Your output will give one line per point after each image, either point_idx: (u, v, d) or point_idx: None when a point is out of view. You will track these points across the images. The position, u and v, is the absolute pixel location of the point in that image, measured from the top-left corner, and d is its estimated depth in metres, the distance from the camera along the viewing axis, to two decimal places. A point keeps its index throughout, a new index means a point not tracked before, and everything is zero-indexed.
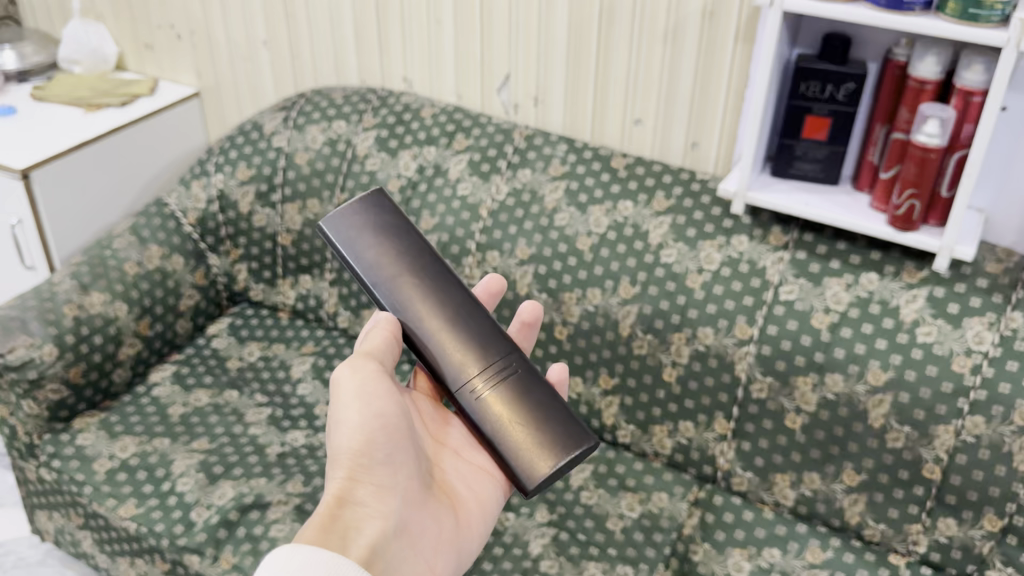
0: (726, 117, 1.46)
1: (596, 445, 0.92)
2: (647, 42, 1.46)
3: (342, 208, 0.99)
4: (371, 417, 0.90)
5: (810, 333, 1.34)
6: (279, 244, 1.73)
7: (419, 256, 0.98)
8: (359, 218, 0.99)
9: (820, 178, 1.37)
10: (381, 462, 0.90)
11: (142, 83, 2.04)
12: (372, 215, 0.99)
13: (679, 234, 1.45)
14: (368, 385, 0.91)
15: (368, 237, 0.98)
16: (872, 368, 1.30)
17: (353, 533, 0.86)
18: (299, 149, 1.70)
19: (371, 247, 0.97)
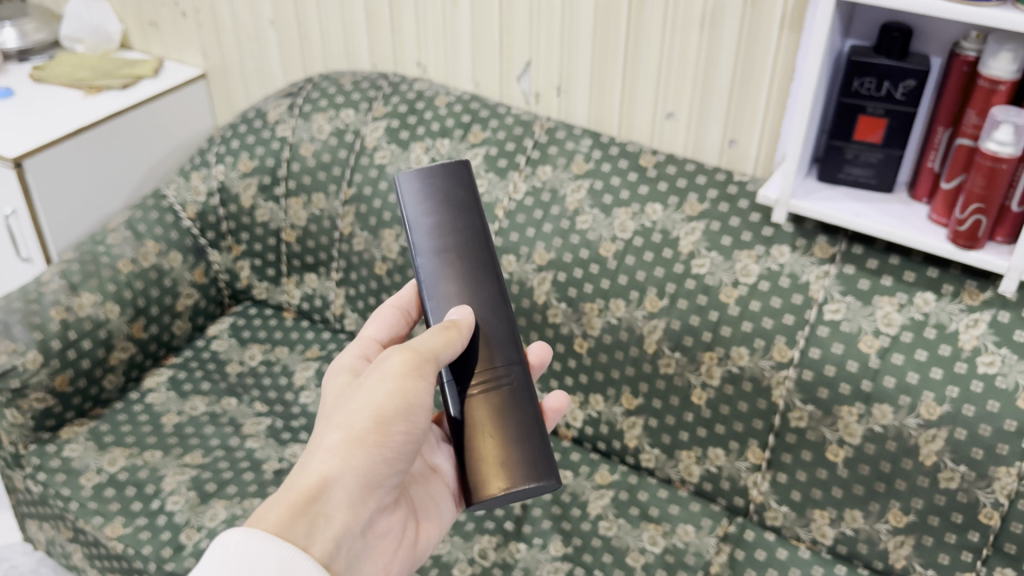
0: (768, 113, 1.32)
1: (557, 487, 0.85)
2: (681, 28, 1.32)
3: (424, 168, 0.93)
4: (399, 416, 0.83)
5: (857, 358, 1.21)
6: (283, 240, 1.62)
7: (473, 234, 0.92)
8: (434, 185, 0.93)
9: (874, 187, 1.23)
10: (386, 460, 0.84)
11: (146, 63, 1.93)
12: (448, 186, 0.93)
13: (713, 241, 1.32)
14: (407, 382, 0.83)
15: (434, 207, 0.92)
16: (925, 401, 1.17)
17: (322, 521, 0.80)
18: (304, 139, 1.59)
19: (431, 217, 0.92)
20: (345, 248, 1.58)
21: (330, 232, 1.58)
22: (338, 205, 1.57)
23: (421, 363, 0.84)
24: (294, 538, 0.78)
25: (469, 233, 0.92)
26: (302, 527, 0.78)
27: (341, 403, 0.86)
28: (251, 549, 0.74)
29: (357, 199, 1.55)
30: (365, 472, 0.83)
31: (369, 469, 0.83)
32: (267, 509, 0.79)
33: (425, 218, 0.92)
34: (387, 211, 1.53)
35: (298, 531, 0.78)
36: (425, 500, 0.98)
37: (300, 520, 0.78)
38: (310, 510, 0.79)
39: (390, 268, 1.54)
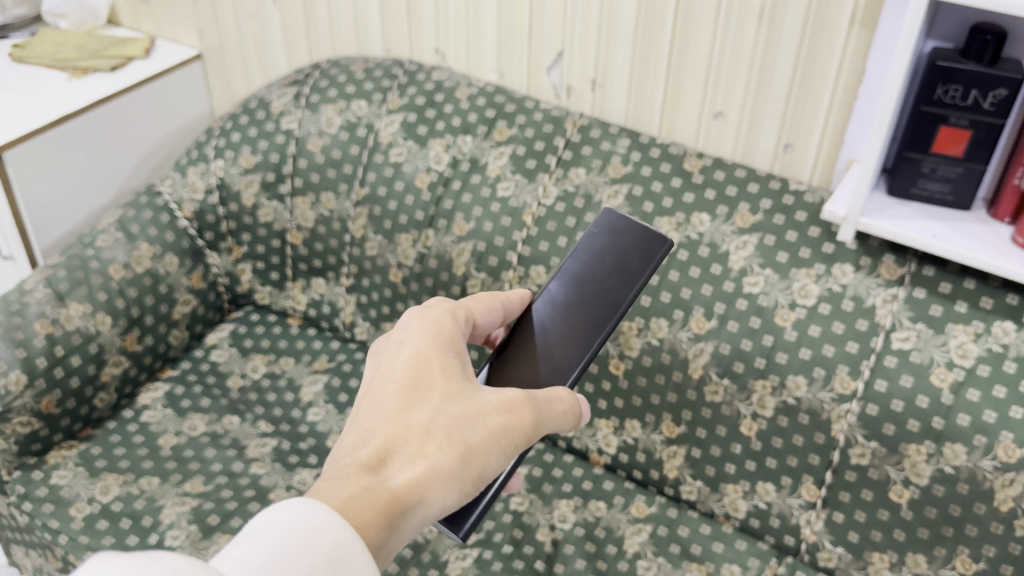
0: (830, 116, 1.20)
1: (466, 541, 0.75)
2: (737, 22, 1.20)
3: (628, 221, 0.91)
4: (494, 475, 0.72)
5: (928, 393, 1.10)
6: (288, 243, 1.50)
7: (607, 292, 0.87)
8: (619, 238, 0.90)
9: (951, 205, 1.11)
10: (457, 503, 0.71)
11: (137, 42, 1.78)
12: (631, 247, 0.89)
13: (768, 257, 1.20)
14: (517, 447, 0.73)
15: (603, 253, 0.89)
16: (1003, 442, 1.05)
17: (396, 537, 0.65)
18: (312, 132, 1.45)
19: (593, 259, 0.89)
20: (356, 252, 1.45)
21: (340, 234, 1.46)
22: (350, 205, 1.44)
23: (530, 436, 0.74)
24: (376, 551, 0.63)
25: (611, 289, 0.87)
26: (383, 537, 0.63)
27: (450, 410, 0.71)
28: (305, 517, 0.57)
29: (370, 200, 1.43)
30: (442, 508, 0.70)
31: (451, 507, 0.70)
32: (351, 503, 0.63)
33: (592, 257, 0.89)
34: (404, 214, 1.41)
35: (379, 544, 0.63)
36: None
37: (386, 529, 0.63)
38: (396, 521, 0.64)
39: (407, 275, 1.42)
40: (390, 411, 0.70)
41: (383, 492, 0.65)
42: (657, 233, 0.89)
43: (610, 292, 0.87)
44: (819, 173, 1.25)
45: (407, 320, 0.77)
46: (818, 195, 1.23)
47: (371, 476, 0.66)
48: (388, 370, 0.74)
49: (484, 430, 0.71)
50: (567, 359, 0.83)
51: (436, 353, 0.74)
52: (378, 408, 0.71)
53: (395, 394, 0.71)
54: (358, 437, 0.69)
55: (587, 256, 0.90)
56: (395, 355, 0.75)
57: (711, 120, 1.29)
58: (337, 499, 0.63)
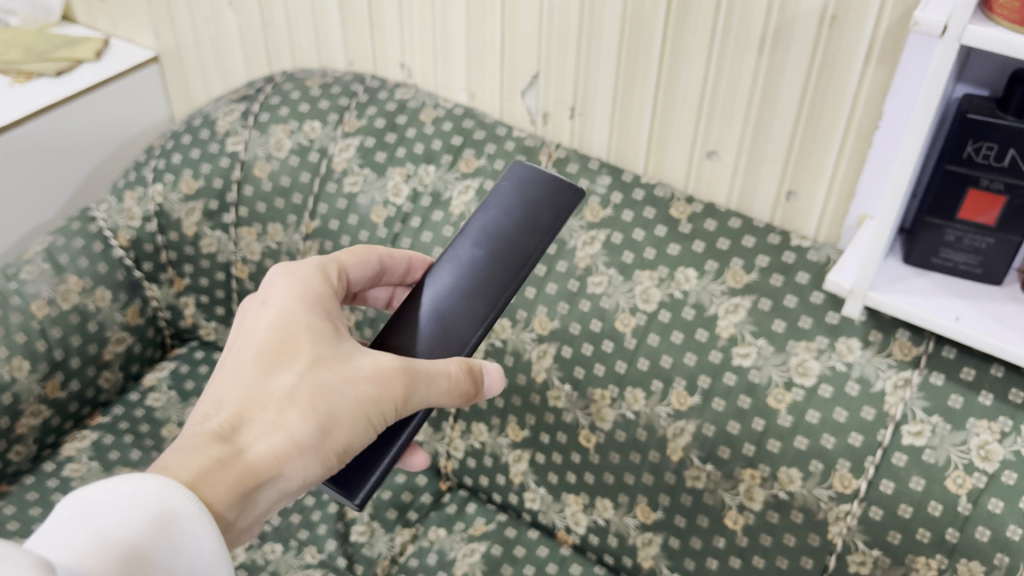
0: (841, 165, 1.03)
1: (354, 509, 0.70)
2: (734, 50, 1.03)
3: (542, 171, 0.78)
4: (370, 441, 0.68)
5: (943, 500, 0.93)
6: (233, 276, 1.35)
7: (510, 255, 0.74)
8: (531, 192, 0.76)
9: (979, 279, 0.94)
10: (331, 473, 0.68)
11: (89, 43, 1.62)
12: (542, 201, 0.76)
13: (762, 325, 1.04)
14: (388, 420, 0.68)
15: (512, 212, 0.76)
16: None
17: (250, 516, 0.63)
18: (259, 156, 1.30)
19: (501, 212, 0.76)
20: None
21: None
22: (299, 239, 1.28)
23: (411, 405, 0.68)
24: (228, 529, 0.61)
25: (519, 256, 0.74)
26: (229, 524, 0.61)
27: (314, 378, 0.66)
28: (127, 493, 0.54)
29: (321, 233, 1.26)
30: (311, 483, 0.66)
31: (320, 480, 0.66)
32: (204, 480, 0.60)
33: (502, 213, 0.76)
34: None
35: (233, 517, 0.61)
36: None
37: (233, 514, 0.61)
38: (245, 503, 0.61)
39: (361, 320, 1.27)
40: (255, 377, 0.65)
41: (235, 467, 0.61)
42: (569, 185, 0.77)
43: (521, 251, 0.74)
44: (826, 227, 1.08)
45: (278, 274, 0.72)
46: (823, 253, 1.06)
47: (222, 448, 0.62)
48: (254, 328, 0.69)
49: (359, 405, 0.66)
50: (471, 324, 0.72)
51: (303, 316, 0.68)
52: (236, 373, 0.66)
53: (264, 356, 0.66)
54: (207, 406, 0.65)
55: (497, 213, 0.76)
56: (266, 317, 0.69)
57: (703, 159, 1.13)
58: (186, 473, 0.60)
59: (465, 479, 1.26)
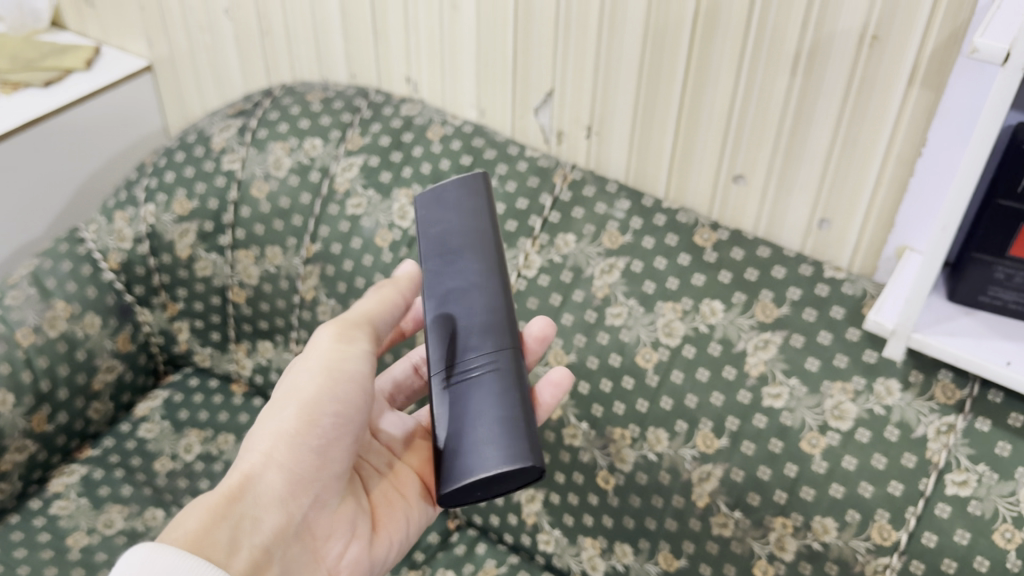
0: (880, 194, 0.96)
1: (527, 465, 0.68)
2: (764, 71, 0.97)
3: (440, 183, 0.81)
4: (330, 403, 0.79)
5: (992, 556, 0.86)
6: (230, 301, 1.28)
7: (477, 256, 0.77)
8: (453, 204, 0.79)
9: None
10: (310, 451, 0.78)
11: (79, 51, 1.54)
12: (463, 202, 0.79)
13: (793, 363, 0.97)
14: (337, 363, 0.79)
15: (453, 224, 0.79)
16: None
17: (246, 525, 0.74)
18: (257, 175, 1.23)
19: (443, 230, 0.79)
20: (306, 316, 1.22)
21: (290, 294, 1.24)
22: (299, 263, 1.22)
23: (354, 331, 0.80)
24: (221, 559, 0.72)
25: (486, 254, 0.77)
26: (224, 530, 0.73)
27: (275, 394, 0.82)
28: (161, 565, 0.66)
29: (323, 257, 1.20)
30: (296, 465, 0.77)
31: (296, 457, 0.78)
32: (176, 528, 0.72)
33: (445, 236, 0.79)
34: (359, 276, 1.17)
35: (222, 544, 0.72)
36: (384, 493, 0.87)
37: (222, 521, 0.73)
38: (233, 513, 0.74)
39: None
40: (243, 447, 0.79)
41: (209, 497, 0.75)
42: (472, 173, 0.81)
43: (483, 246, 0.78)
44: (861, 257, 1.02)
45: None
46: (859, 286, 0.99)
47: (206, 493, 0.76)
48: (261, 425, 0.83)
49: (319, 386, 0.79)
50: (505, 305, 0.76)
51: None
52: None
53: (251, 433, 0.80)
54: None
55: (444, 240, 0.78)
56: None
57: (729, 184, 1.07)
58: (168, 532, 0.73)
59: (474, 517, 1.19)
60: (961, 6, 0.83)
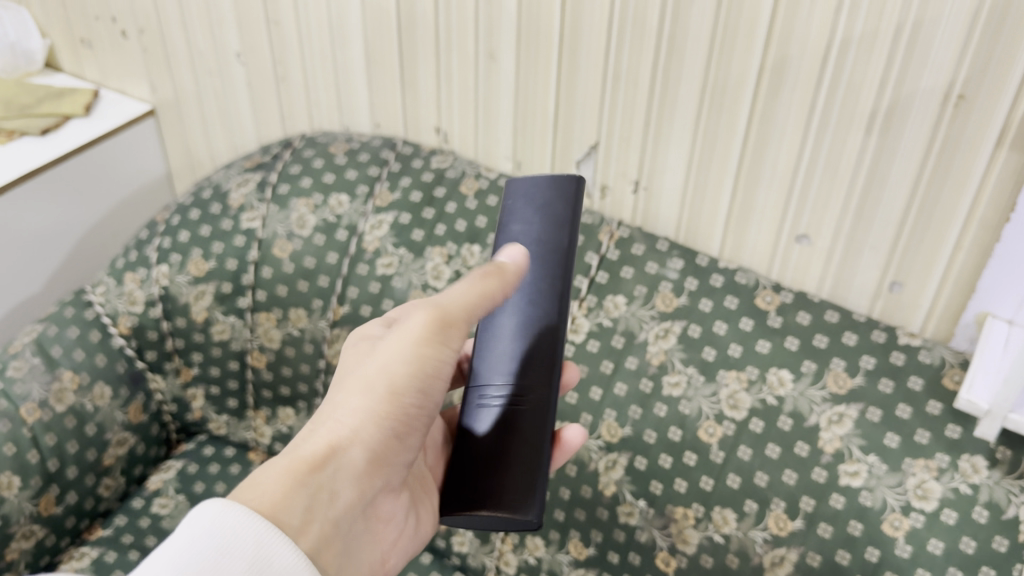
0: (961, 259, 0.91)
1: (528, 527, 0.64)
2: (834, 130, 0.91)
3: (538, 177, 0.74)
4: (421, 386, 0.65)
5: None
6: (249, 366, 1.20)
7: (546, 270, 0.70)
8: (540, 205, 0.72)
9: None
10: (397, 437, 0.65)
11: (78, 95, 1.45)
12: (552, 205, 0.72)
13: (871, 438, 0.91)
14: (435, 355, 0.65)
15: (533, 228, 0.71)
16: None
17: (326, 501, 0.60)
18: (279, 234, 1.15)
19: (522, 231, 0.72)
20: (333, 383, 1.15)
21: (314, 358, 1.15)
22: (325, 326, 1.14)
23: (449, 325, 0.65)
24: (295, 528, 0.57)
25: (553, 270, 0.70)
26: (302, 502, 0.59)
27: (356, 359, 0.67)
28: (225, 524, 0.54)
29: (351, 320, 1.13)
30: (383, 449, 0.64)
31: (382, 441, 0.64)
32: (253, 488, 0.58)
33: (524, 237, 0.72)
34: None
35: (298, 515, 0.58)
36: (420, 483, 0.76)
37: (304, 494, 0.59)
38: (315, 482, 0.60)
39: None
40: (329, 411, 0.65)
41: (287, 459, 0.60)
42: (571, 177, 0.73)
43: (554, 261, 0.70)
44: (937, 321, 0.96)
45: None
46: (937, 354, 0.93)
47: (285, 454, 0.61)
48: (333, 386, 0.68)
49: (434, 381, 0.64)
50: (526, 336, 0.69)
51: None
52: None
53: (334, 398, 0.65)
54: None
55: (520, 242, 0.72)
56: None
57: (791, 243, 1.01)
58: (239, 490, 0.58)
59: None
60: None
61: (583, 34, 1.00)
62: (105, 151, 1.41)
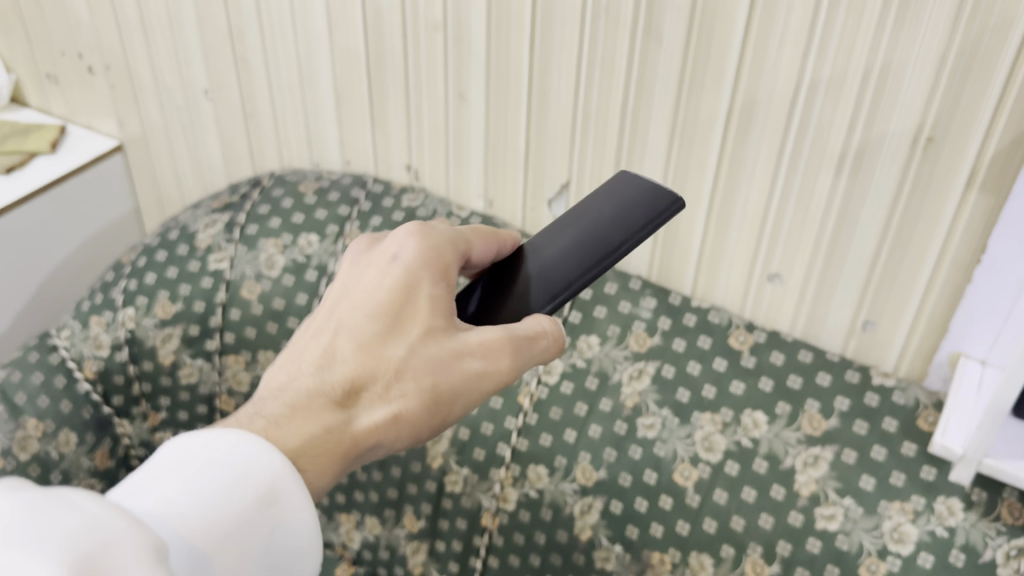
0: (932, 299, 0.90)
1: None
2: (804, 171, 0.90)
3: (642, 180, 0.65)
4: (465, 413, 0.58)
5: None
6: (218, 410, 1.18)
7: (583, 253, 0.62)
8: (620, 199, 0.64)
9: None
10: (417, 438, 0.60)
11: (44, 131, 1.43)
12: (632, 204, 0.64)
13: (846, 481, 0.90)
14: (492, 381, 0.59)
15: (601, 214, 0.64)
16: None
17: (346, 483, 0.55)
18: (247, 275, 1.14)
19: (594, 210, 0.64)
20: None
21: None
22: None
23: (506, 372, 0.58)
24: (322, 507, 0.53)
25: (585, 256, 0.62)
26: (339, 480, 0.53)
27: (429, 351, 0.57)
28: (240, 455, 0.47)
29: None
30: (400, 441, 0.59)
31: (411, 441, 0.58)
32: (312, 447, 0.52)
33: (588, 213, 0.64)
34: None
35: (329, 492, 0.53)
36: None
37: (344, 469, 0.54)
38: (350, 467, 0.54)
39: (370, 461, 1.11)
40: (365, 340, 0.57)
41: (350, 433, 0.54)
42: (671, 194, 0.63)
43: (600, 245, 0.62)
44: (910, 359, 0.95)
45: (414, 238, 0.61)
46: (912, 395, 0.93)
47: (340, 409, 0.54)
48: (370, 292, 0.59)
49: (473, 347, 0.58)
50: (578, 258, 0.62)
51: (437, 274, 0.60)
52: (354, 334, 0.57)
53: (372, 321, 0.57)
54: (325, 367, 0.56)
55: (582, 221, 0.64)
56: (386, 283, 0.59)
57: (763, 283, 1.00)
58: (295, 437, 0.52)
59: None
60: None
61: (551, 72, 0.99)
62: (72, 190, 1.39)
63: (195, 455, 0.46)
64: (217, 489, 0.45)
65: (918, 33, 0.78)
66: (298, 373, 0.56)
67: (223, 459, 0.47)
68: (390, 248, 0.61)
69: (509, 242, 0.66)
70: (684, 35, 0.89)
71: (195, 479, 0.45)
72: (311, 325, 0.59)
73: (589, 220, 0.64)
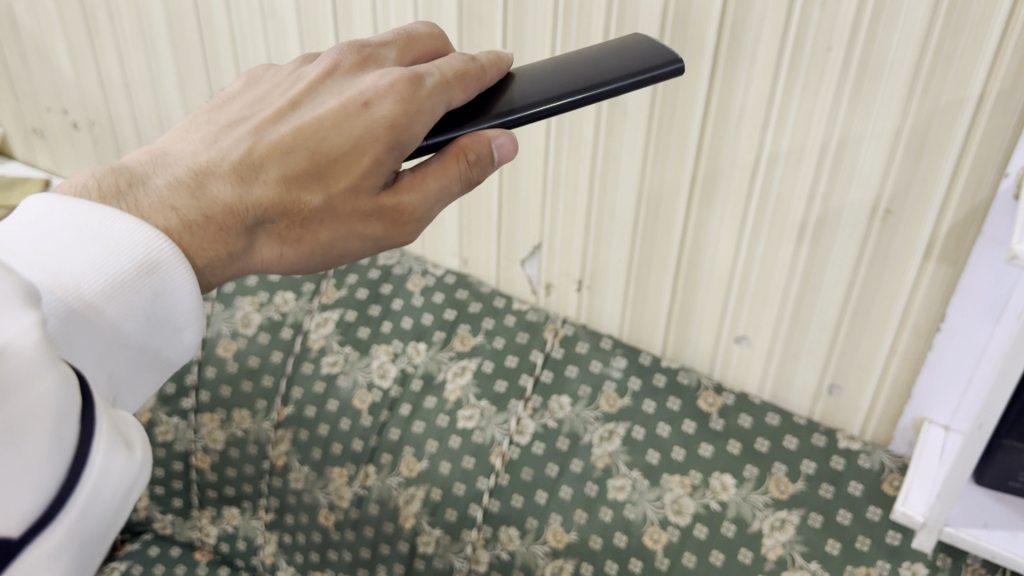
0: (900, 365, 0.91)
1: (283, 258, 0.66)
2: (766, 240, 0.92)
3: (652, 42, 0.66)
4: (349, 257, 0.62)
5: None
6: (193, 467, 1.21)
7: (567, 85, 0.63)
8: (622, 51, 0.65)
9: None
10: None
11: (28, 184, 1.46)
12: (631, 54, 0.65)
13: (814, 545, 0.90)
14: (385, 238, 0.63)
15: (602, 58, 0.65)
16: None
17: None
18: (225, 334, 1.18)
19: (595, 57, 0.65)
20: (278, 483, 1.14)
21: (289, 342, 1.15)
22: (270, 428, 1.14)
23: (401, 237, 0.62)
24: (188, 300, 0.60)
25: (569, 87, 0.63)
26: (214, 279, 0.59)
27: (344, 209, 0.58)
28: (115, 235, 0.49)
29: (296, 420, 1.12)
30: None
31: None
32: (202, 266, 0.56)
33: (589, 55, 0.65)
34: (337, 443, 1.10)
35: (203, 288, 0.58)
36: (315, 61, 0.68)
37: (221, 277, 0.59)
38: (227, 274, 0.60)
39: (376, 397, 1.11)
40: (292, 173, 0.57)
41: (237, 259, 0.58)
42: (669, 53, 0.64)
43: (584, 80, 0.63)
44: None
45: (389, 81, 0.58)
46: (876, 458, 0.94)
47: (240, 236, 0.57)
48: (321, 125, 0.58)
49: (389, 207, 0.60)
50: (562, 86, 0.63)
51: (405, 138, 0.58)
52: (288, 163, 0.57)
53: (308, 160, 0.57)
54: (245, 183, 0.57)
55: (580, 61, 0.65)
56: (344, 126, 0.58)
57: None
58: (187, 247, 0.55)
59: None
60: (980, 187, 0.78)
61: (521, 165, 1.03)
62: None
63: (60, 221, 0.49)
64: (94, 259, 0.48)
65: (872, 113, 0.79)
66: (217, 174, 0.57)
67: (90, 224, 0.49)
68: (369, 84, 0.59)
69: (491, 71, 0.62)
70: (648, 106, 0.91)
71: (67, 243, 0.48)
72: (248, 127, 0.60)
73: (591, 62, 0.64)
